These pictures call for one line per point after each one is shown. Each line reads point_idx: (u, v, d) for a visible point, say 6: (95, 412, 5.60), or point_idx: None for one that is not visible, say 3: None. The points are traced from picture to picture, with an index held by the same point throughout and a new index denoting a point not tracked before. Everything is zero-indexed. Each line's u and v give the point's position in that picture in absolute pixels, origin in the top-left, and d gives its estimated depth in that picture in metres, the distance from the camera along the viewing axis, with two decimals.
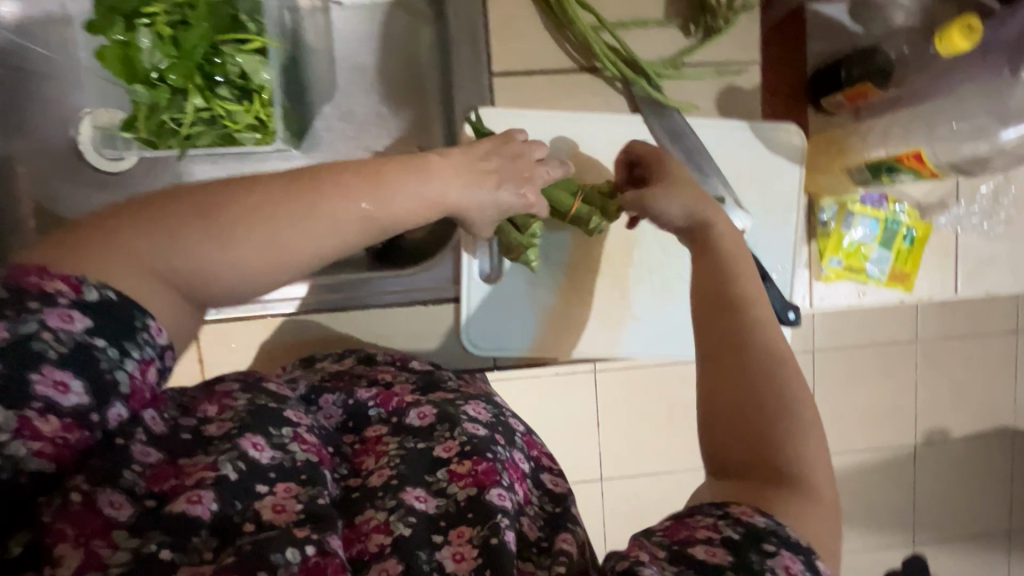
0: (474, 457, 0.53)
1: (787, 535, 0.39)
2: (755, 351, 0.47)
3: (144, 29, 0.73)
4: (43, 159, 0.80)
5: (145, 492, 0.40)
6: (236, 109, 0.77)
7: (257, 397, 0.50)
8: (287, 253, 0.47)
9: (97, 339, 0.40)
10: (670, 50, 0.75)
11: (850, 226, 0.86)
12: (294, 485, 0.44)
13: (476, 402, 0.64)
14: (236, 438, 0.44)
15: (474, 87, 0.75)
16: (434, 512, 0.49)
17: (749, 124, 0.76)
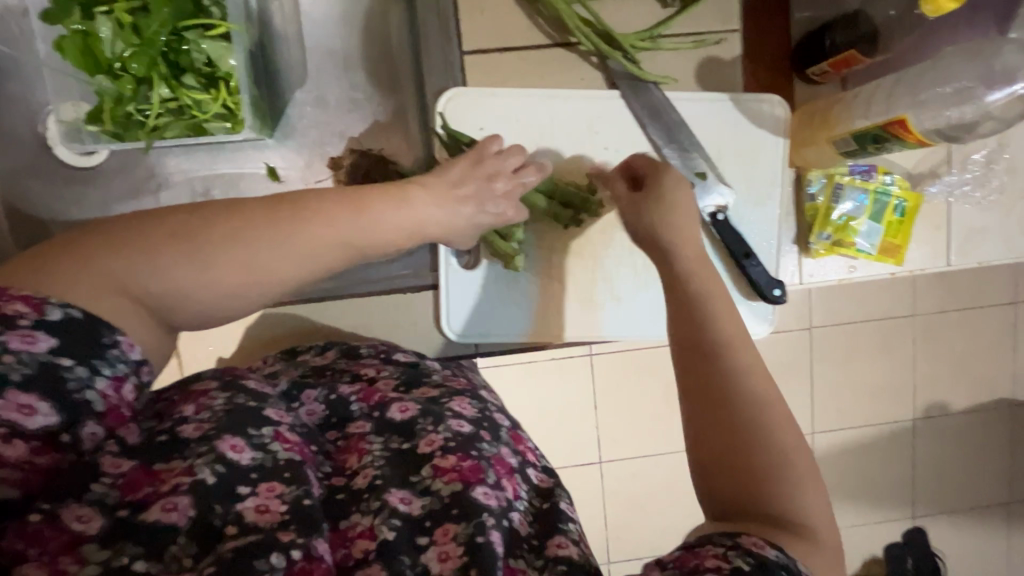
0: (459, 453, 0.52)
1: (795, 571, 0.37)
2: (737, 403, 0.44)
3: (103, 17, 0.71)
4: (16, 157, 0.81)
5: (118, 503, 0.38)
6: (204, 99, 0.76)
7: (235, 395, 0.48)
8: (269, 271, 0.48)
9: (63, 358, 0.38)
10: (646, 22, 0.73)
11: (837, 200, 0.84)
12: (278, 484, 0.42)
13: (461, 398, 0.63)
14: (213, 440, 0.42)
15: (445, 68, 0.73)
16: (419, 513, 0.48)
17: (730, 96, 0.74)
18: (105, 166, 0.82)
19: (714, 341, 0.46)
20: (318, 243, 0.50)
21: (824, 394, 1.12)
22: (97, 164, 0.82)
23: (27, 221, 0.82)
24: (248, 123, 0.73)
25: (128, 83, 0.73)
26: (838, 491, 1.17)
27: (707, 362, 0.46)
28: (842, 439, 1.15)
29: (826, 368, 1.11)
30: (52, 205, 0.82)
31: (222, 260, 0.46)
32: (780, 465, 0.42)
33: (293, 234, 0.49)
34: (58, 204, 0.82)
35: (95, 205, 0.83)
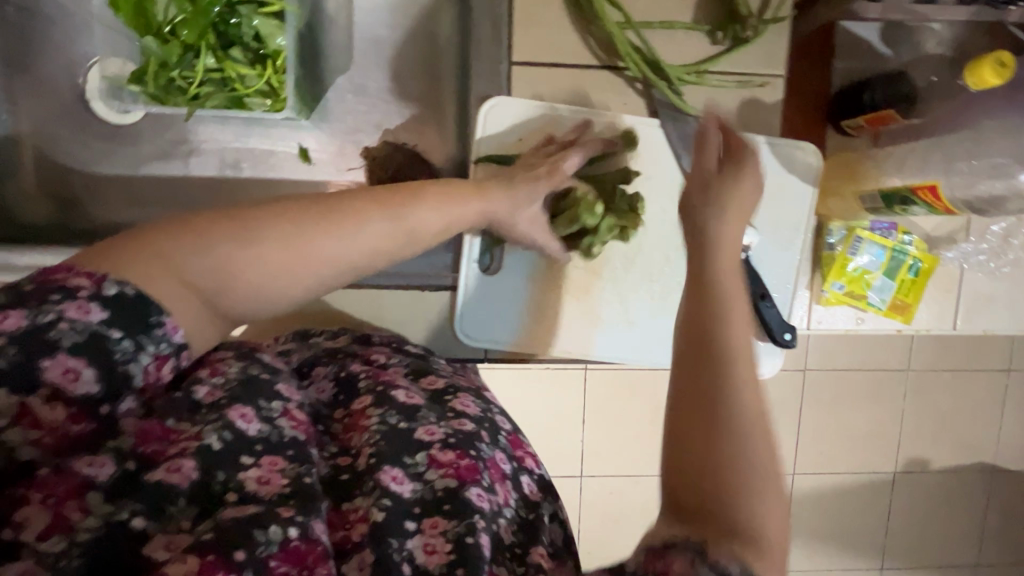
0: (457, 450, 0.52)
1: None
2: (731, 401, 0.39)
3: None
4: (48, 104, 0.81)
5: (129, 452, 0.38)
6: (249, 74, 0.76)
7: (250, 366, 0.49)
8: (314, 252, 0.47)
9: (113, 331, 0.39)
10: (696, 55, 0.71)
11: (856, 252, 0.85)
12: (281, 459, 0.42)
13: (465, 395, 0.62)
14: (224, 409, 0.43)
15: (491, 74, 0.71)
16: (410, 496, 0.48)
17: (767, 140, 0.73)
18: (137, 125, 0.82)
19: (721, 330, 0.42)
20: (367, 218, 0.50)
21: (811, 437, 1.13)
22: (127, 123, 0.82)
23: (50, 169, 0.82)
24: (290, 103, 0.73)
25: (176, 48, 0.73)
26: (811, 534, 1.18)
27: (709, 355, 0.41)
28: (822, 485, 1.15)
29: (816, 413, 1.12)
30: (81, 158, 0.82)
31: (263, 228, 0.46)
32: (746, 469, 0.37)
33: (343, 214, 0.49)
34: (84, 156, 0.82)
35: (124, 163, 0.83)
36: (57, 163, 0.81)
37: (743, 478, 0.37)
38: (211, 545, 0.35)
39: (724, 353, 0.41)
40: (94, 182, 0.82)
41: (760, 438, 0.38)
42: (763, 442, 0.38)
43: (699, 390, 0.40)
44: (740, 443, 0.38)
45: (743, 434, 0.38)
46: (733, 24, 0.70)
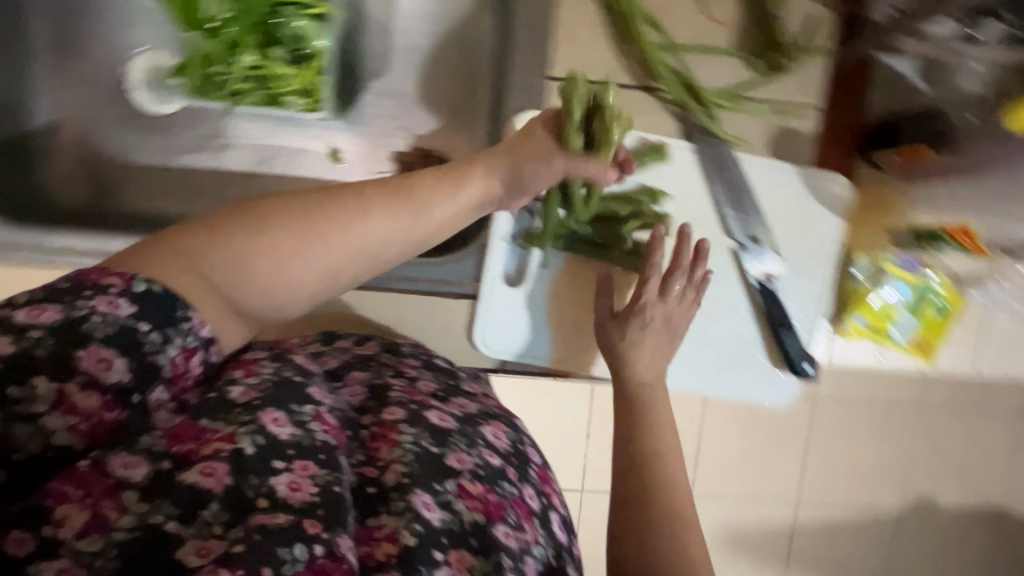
0: (485, 485, 0.53)
1: None
2: (661, 506, 0.56)
3: None
4: (90, 91, 0.82)
5: (162, 453, 0.39)
6: (287, 73, 0.78)
7: (283, 372, 0.51)
8: (323, 232, 0.47)
9: (142, 323, 0.40)
10: (733, 80, 0.71)
11: (879, 288, 0.84)
12: (313, 464, 0.41)
13: (497, 425, 0.64)
14: (258, 412, 0.42)
15: (527, 87, 0.71)
16: (439, 524, 0.47)
17: (796, 168, 0.73)
18: (173, 116, 0.83)
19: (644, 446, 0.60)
20: (372, 199, 0.50)
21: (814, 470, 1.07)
22: (166, 115, 0.83)
23: (84, 155, 0.82)
24: None
25: (220, 43, 0.75)
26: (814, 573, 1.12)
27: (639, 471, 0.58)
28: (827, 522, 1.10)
29: (822, 446, 1.06)
30: (117, 144, 0.83)
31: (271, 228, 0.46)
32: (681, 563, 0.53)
33: (347, 196, 0.49)
34: (120, 144, 0.83)
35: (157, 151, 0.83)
36: (92, 149, 0.82)
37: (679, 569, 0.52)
38: (242, 559, 0.34)
39: (649, 465, 0.58)
40: (127, 167, 0.83)
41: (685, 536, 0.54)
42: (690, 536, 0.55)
43: (637, 498, 0.57)
44: (672, 538, 0.54)
45: (675, 531, 0.55)
46: (773, 51, 0.70)
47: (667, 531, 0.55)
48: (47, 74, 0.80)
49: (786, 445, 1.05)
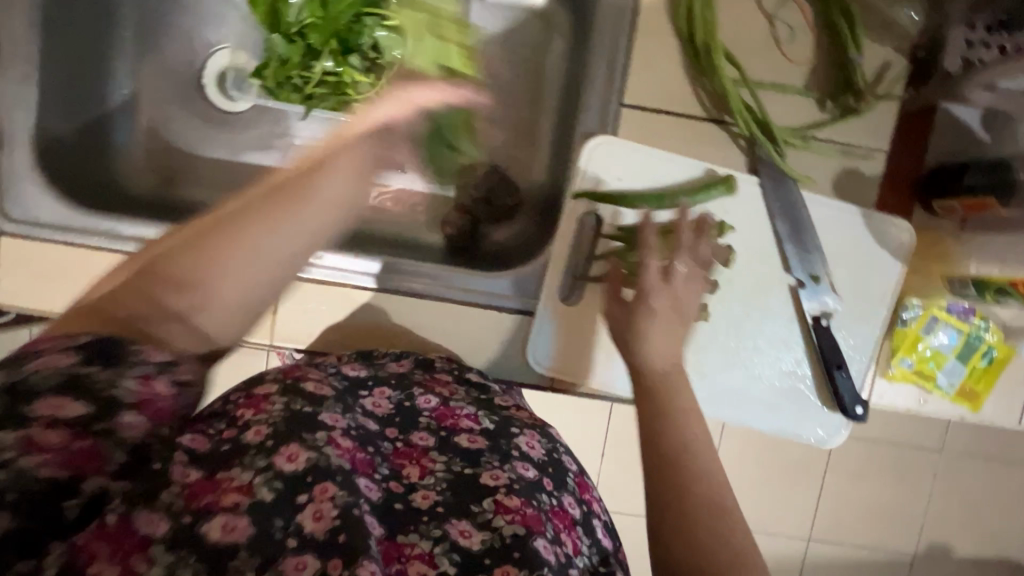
0: (523, 498, 0.54)
1: None
2: (709, 520, 0.47)
3: None
4: (168, 84, 0.85)
5: (182, 509, 0.42)
6: (362, 81, 0.79)
7: (293, 400, 0.52)
8: (233, 237, 0.46)
9: (89, 365, 0.39)
10: (804, 119, 0.72)
11: (930, 333, 0.84)
12: (331, 486, 0.46)
13: (531, 434, 0.64)
14: (271, 453, 0.46)
15: (599, 113, 0.72)
16: (478, 548, 0.49)
17: (862, 210, 0.73)
18: (244, 114, 0.86)
19: (676, 450, 0.50)
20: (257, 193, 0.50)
21: (831, 507, 1.06)
22: (238, 111, 0.86)
23: (158, 146, 0.85)
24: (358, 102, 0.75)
25: (300, 48, 0.77)
26: None
27: (671, 481, 0.49)
28: (838, 560, 1.09)
29: (840, 483, 1.05)
30: (189, 139, 0.86)
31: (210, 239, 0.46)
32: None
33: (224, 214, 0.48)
34: (191, 137, 0.86)
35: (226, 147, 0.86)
36: (165, 141, 0.85)
37: None
38: None
39: (683, 472, 0.49)
40: (197, 162, 0.85)
41: (740, 539, 0.46)
42: (748, 548, 0.46)
43: (677, 519, 0.47)
44: (725, 555, 0.45)
45: (727, 541, 0.46)
46: (847, 95, 0.71)
47: (724, 548, 0.45)
48: (129, 65, 0.83)
49: (806, 479, 1.05)
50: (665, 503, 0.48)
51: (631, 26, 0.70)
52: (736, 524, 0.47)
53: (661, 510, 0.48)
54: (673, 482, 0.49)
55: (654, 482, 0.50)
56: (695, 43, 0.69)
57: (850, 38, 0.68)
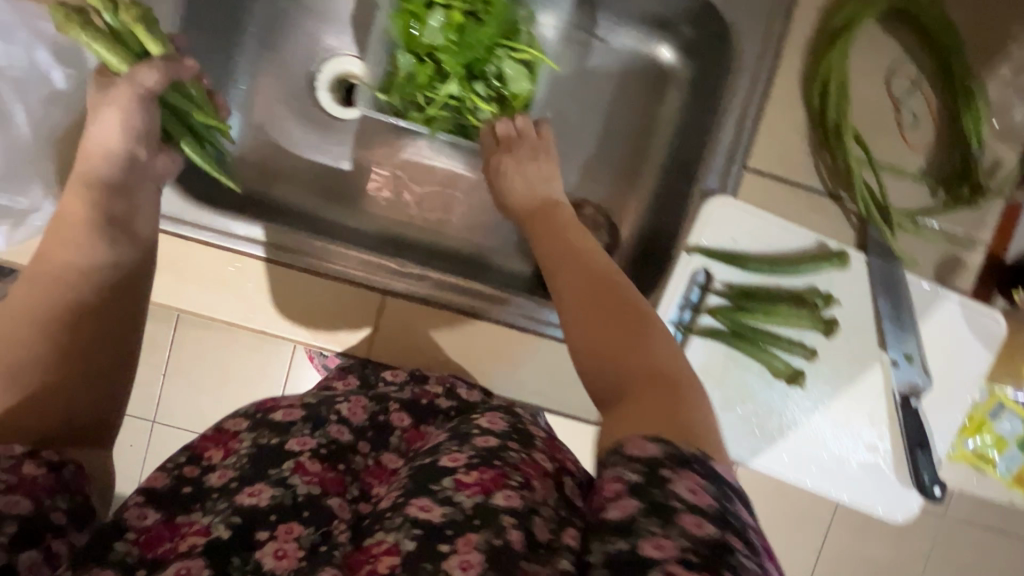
0: (481, 467, 0.51)
1: (683, 458, 0.43)
2: (595, 283, 0.57)
3: (439, 10, 0.74)
4: (283, 83, 0.85)
5: (138, 560, 0.48)
6: (485, 109, 0.80)
7: (261, 436, 0.58)
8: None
9: None
10: (915, 204, 0.74)
11: (995, 417, 0.87)
12: (296, 526, 0.50)
13: (493, 414, 0.62)
14: (233, 494, 0.52)
15: (720, 171, 0.74)
16: (440, 520, 0.46)
17: (960, 299, 0.75)
18: (352, 122, 0.87)
19: (562, 253, 0.61)
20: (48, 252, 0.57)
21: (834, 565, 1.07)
22: (347, 120, 0.86)
23: (263, 142, 0.85)
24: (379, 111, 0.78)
25: (430, 71, 0.77)
26: None
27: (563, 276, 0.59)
28: None
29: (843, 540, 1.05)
30: (295, 137, 0.86)
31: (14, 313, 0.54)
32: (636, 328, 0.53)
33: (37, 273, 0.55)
34: (298, 138, 0.86)
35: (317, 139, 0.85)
36: (272, 139, 0.85)
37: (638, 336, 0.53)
38: None
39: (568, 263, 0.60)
40: (300, 163, 0.86)
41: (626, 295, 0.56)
42: (638, 303, 0.56)
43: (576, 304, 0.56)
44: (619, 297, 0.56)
45: (618, 296, 0.56)
46: (964, 183, 0.73)
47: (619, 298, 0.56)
48: (250, 60, 0.83)
49: (815, 535, 1.05)
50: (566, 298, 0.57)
51: (763, 93, 0.73)
52: (621, 291, 0.56)
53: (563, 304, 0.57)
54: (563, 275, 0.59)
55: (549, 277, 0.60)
56: (827, 119, 0.71)
57: (974, 134, 0.70)
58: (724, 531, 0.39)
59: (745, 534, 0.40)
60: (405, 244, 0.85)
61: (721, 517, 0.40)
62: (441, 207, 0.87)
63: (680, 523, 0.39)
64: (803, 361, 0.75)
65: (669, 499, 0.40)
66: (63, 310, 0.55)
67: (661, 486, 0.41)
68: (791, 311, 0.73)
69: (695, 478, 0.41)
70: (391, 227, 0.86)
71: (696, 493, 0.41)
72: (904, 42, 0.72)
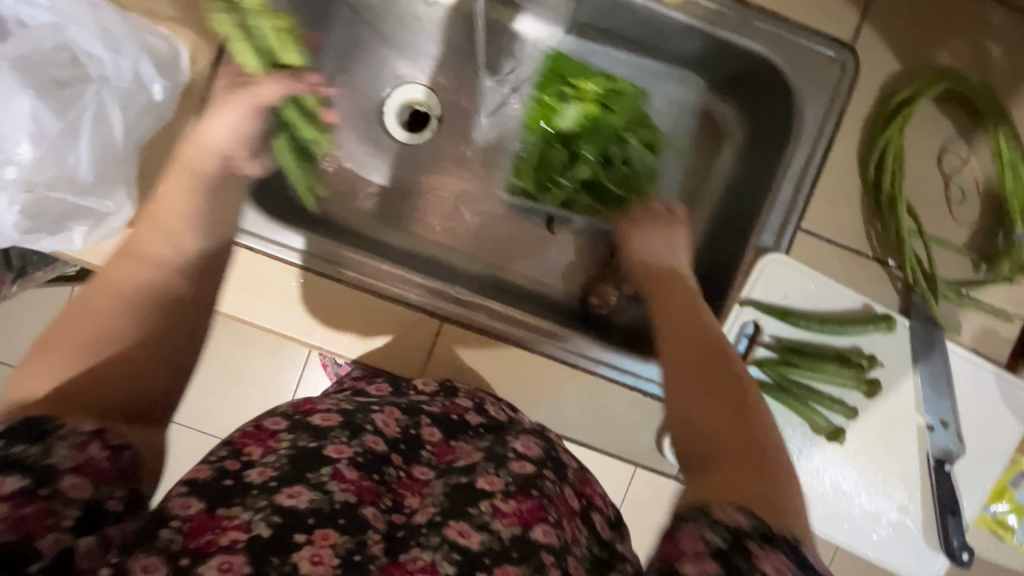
0: (519, 497, 0.54)
1: (771, 534, 0.43)
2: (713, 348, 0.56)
3: (571, 98, 0.82)
4: (353, 105, 0.88)
5: (180, 551, 0.44)
6: (614, 192, 0.83)
7: (299, 438, 0.54)
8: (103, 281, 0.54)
9: (13, 445, 0.41)
10: (957, 276, 0.77)
11: (1015, 485, 0.86)
12: (332, 532, 0.48)
13: (527, 436, 0.64)
14: (273, 493, 0.48)
15: (775, 228, 0.76)
16: (477, 548, 0.49)
17: (997, 370, 0.77)
18: (416, 148, 0.89)
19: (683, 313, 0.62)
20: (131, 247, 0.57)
21: None
22: (411, 145, 0.89)
23: (327, 159, 0.87)
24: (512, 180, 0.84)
25: (563, 154, 0.83)
26: None
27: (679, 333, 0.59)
28: None
29: None
30: (358, 157, 0.88)
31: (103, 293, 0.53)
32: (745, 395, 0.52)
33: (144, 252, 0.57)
34: (361, 157, 0.88)
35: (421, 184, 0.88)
36: (336, 157, 0.87)
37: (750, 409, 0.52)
38: None
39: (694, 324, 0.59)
40: (359, 182, 0.87)
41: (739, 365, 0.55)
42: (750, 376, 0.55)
43: (692, 364, 0.55)
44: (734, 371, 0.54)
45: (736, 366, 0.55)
46: (1007, 262, 0.75)
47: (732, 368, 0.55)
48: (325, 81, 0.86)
49: None
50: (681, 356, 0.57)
51: (823, 158, 0.76)
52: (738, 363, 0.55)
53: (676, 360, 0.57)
54: (688, 333, 0.59)
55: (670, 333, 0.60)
56: (881, 190, 0.74)
57: (1019, 214, 0.74)
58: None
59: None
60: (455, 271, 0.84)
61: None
62: (494, 237, 0.88)
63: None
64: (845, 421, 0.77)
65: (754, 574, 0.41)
66: (159, 295, 0.55)
67: (747, 561, 0.41)
68: (836, 373, 0.75)
69: (785, 560, 0.42)
70: (441, 254, 0.86)
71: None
72: (956, 123, 0.76)
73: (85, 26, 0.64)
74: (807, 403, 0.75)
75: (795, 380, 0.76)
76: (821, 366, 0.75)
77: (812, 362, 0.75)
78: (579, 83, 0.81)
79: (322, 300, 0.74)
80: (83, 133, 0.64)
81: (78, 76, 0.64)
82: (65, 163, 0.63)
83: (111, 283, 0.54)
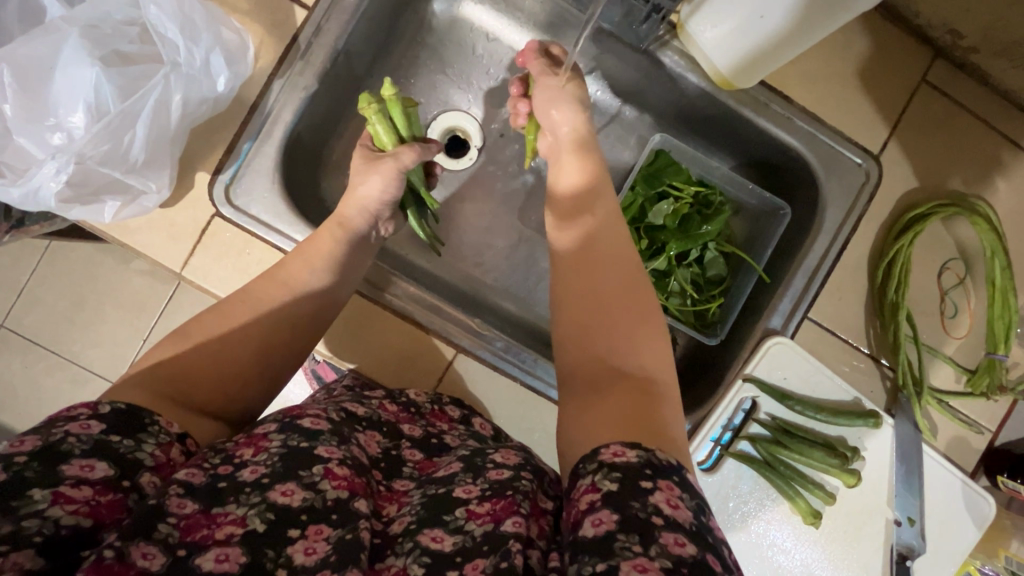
0: (494, 497, 0.47)
1: (658, 463, 0.45)
2: (612, 339, 0.59)
3: (670, 198, 0.85)
4: None
5: (178, 543, 0.40)
6: (680, 289, 0.86)
7: (291, 436, 0.47)
8: (275, 276, 0.64)
9: (114, 435, 0.42)
10: (942, 384, 0.83)
11: None
12: (327, 526, 0.43)
13: (506, 449, 0.56)
14: (266, 490, 0.43)
15: (784, 313, 0.80)
16: (449, 549, 0.43)
17: (962, 477, 0.82)
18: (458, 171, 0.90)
19: (562, 272, 0.66)
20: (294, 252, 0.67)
21: None
22: (457, 170, 0.89)
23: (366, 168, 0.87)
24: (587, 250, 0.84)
25: (647, 245, 0.86)
26: None
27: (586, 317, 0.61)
28: None
29: None
30: None
31: (267, 284, 0.63)
32: (640, 379, 0.56)
33: (315, 247, 0.67)
34: None
35: (484, 237, 0.89)
36: None
37: (646, 394, 0.54)
38: None
39: (595, 312, 0.61)
40: None
41: (632, 359, 0.57)
42: (649, 358, 0.58)
43: (592, 357, 0.59)
44: (617, 362, 0.57)
45: (626, 355, 0.58)
46: (986, 379, 0.80)
47: (624, 356, 0.58)
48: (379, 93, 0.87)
49: None
50: (585, 355, 0.59)
51: (838, 256, 0.81)
52: (633, 351, 0.58)
53: (578, 353, 0.60)
54: (593, 328, 0.60)
55: (575, 326, 0.61)
56: (886, 296, 0.79)
57: (1002, 337, 0.79)
58: (704, 551, 0.41)
59: (720, 552, 0.42)
60: (477, 303, 0.87)
61: (699, 534, 0.42)
62: (515, 273, 0.90)
63: (660, 540, 0.40)
64: (823, 505, 0.81)
65: (648, 509, 0.41)
66: (289, 315, 0.61)
67: (642, 500, 0.42)
68: (820, 458, 0.79)
69: (673, 488, 0.44)
70: (460, 283, 0.88)
71: (677, 507, 0.42)
72: (957, 245, 0.82)
73: (162, 8, 0.65)
74: (792, 484, 0.79)
75: (783, 462, 0.79)
76: (809, 451, 0.78)
77: (800, 446, 0.79)
78: (681, 187, 0.85)
79: (355, 316, 0.77)
80: (142, 114, 0.64)
81: (145, 53, 0.67)
82: (119, 140, 0.64)
83: (278, 281, 0.63)
